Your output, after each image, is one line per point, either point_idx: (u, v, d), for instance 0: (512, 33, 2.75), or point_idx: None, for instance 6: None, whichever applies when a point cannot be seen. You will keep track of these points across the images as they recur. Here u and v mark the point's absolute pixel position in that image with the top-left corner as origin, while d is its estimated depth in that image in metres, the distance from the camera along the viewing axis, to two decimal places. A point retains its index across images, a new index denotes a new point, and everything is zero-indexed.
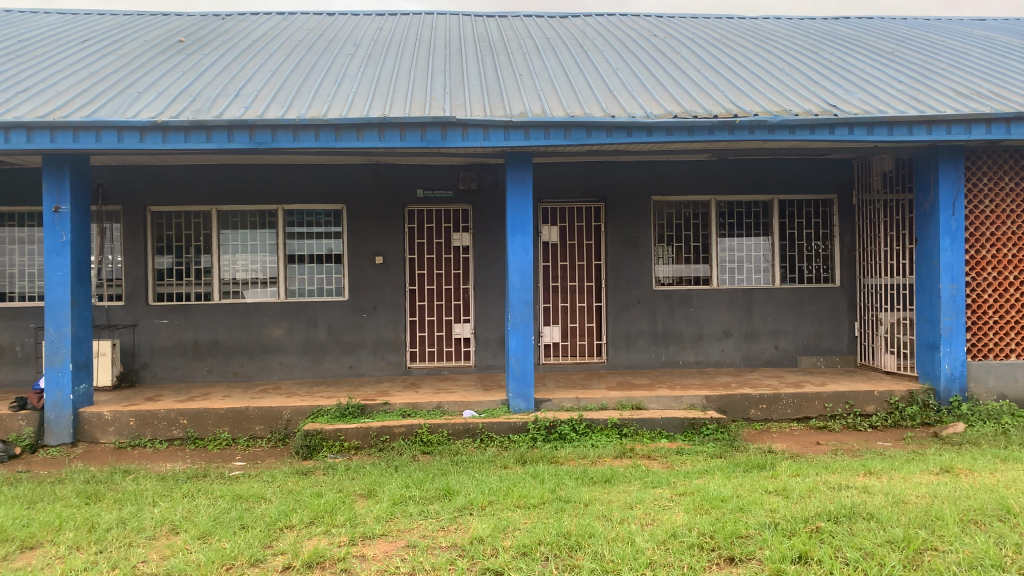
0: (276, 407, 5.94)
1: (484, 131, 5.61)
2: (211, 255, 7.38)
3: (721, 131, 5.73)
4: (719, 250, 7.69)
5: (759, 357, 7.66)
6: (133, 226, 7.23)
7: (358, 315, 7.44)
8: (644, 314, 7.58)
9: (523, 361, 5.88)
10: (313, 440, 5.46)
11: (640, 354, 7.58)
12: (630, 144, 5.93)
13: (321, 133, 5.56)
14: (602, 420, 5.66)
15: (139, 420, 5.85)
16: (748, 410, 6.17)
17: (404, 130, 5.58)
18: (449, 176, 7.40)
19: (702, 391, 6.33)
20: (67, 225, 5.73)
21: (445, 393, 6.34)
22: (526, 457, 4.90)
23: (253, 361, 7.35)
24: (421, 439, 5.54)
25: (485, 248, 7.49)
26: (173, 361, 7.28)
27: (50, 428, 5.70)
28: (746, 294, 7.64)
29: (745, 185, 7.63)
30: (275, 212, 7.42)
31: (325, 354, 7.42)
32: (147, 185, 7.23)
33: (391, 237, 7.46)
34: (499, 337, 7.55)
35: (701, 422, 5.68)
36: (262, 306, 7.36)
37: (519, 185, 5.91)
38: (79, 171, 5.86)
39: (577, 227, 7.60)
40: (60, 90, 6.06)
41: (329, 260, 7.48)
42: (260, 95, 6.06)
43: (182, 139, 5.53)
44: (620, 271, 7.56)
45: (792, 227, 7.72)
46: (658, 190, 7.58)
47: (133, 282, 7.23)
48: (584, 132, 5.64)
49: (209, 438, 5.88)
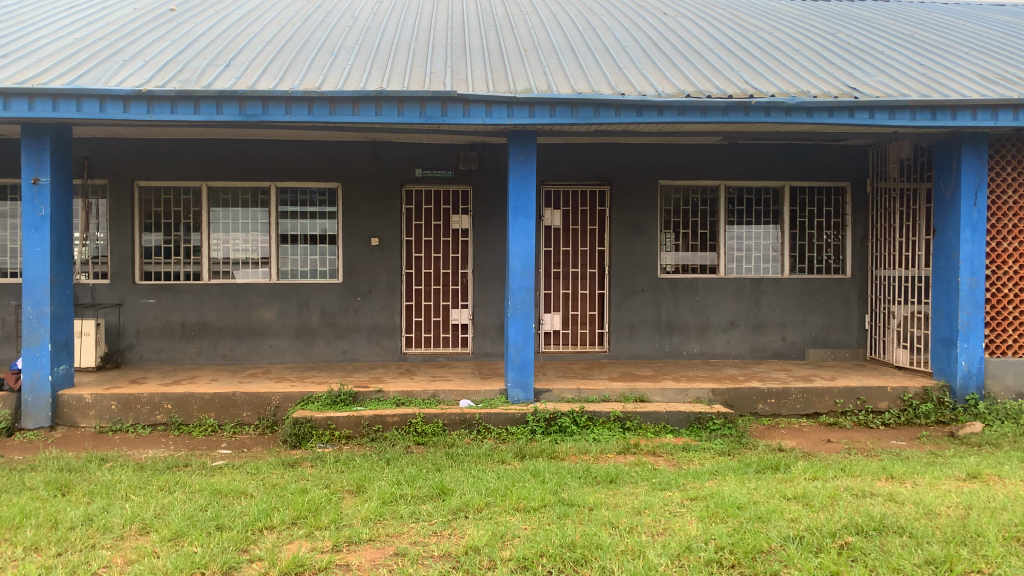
0: (265, 392, 5.69)
1: (486, 108, 5.33)
2: (200, 233, 7.10)
3: (736, 112, 5.46)
4: (727, 238, 7.42)
5: (765, 349, 7.42)
6: (120, 201, 6.94)
7: (352, 298, 7.18)
8: (648, 302, 7.33)
9: (523, 350, 5.63)
10: (302, 429, 5.21)
11: (643, 344, 7.34)
12: (640, 124, 5.65)
13: (315, 106, 5.28)
14: (604, 413, 5.41)
15: (121, 404, 5.59)
16: (756, 405, 5.93)
17: (402, 105, 5.30)
18: (448, 155, 7.12)
19: (708, 383, 6.08)
20: (46, 198, 5.44)
21: (441, 381, 6.10)
22: (524, 451, 4.65)
23: (243, 344, 7.10)
24: (414, 430, 5.29)
25: (485, 231, 7.21)
26: (160, 342, 7.02)
27: (28, 410, 5.45)
28: (754, 284, 7.39)
29: (756, 171, 7.36)
30: (268, 189, 7.13)
31: (317, 338, 7.17)
32: (135, 159, 6.94)
33: (387, 218, 7.18)
34: (497, 324, 7.30)
35: (708, 416, 5.44)
36: (253, 287, 7.09)
37: (522, 165, 5.63)
38: (60, 142, 5.57)
39: (580, 211, 7.32)
40: (41, 56, 5.76)
41: (323, 241, 7.21)
42: (252, 66, 5.77)
43: (168, 110, 5.25)
44: (624, 258, 7.30)
45: (803, 215, 7.46)
46: (666, 174, 7.30)
47: (119, 260, 6.96)
48: (592, 110, 5.36)
49: (194, 424, 5.63)
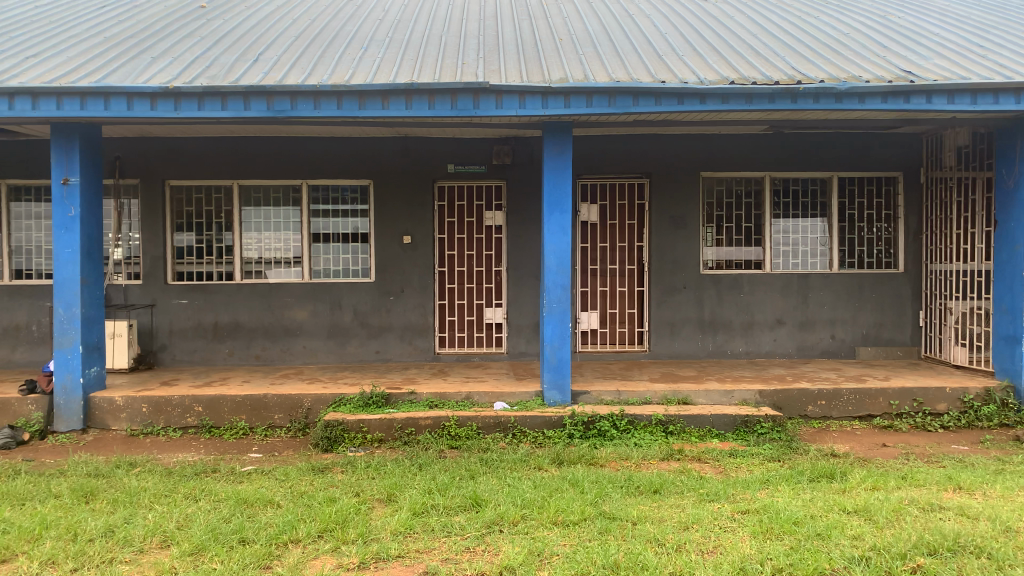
0: (296, 394, 5.57)
1: (520, 99, 5.14)
2: (233, 232, 7.02)
3: (783, 99, 5.19)
4: (772, 232, 7.13)
5: (813, 348, 7.11)
6: (152, 201, 6.89)
7: (385, 297, 7.05)
8: (690, 300, 7.07)
9: (560, 350, 5.43)
10: (333, 432, 5.08)
11: (685, 343, 7.08)
12: (681, 114, 5.41)
13: (344, 101, 5.13)
14: (645, 416, 5.19)
15: (152, 407, 5.52)
16: (805, 407, 5.65)
17: (433, 97, 5.13)
18: (481, 150, 6.94)
19: (754, 384, 5.82)
20: (76, 198, 5.38)
21: (475, 382, 5.93)
22: (562, 457, 4.45)
23: (276, 345, 7.01)
24: (448, 433, 5.12)
25: (520, 227, 7.02)
26: (193, 343, 6.96)
27: (60, 413, 5.40)
28: (801, 280, 7.09)
29: (802, 161, 7.05)
30: (300, 187, 7.03)
31: (351, 338, 7.05)
32: (166, 158, 6.89)
33: (420, 215, 7.03)
34: (533, 323, 7.10)
35: (755, 419, 5.18)
36: (285, 287, 6.99)
37: (557, 158, 5.41)
38: (90, 142, 5.51)
39: (618, 206, 7.10)
40: (71, 55, 5.71)
41: (356, 240, 7.08)
42: (280, 61, 5.65)
43: (195, 106, 5.14)
44: (664, 253, 7.05)
45: (852, 207, 7.13)
46: (707, 166, 7.03)
47: (152, 260, 6.91)
48: (630, 99, 5.14)
49: (225, 427, 5.54)
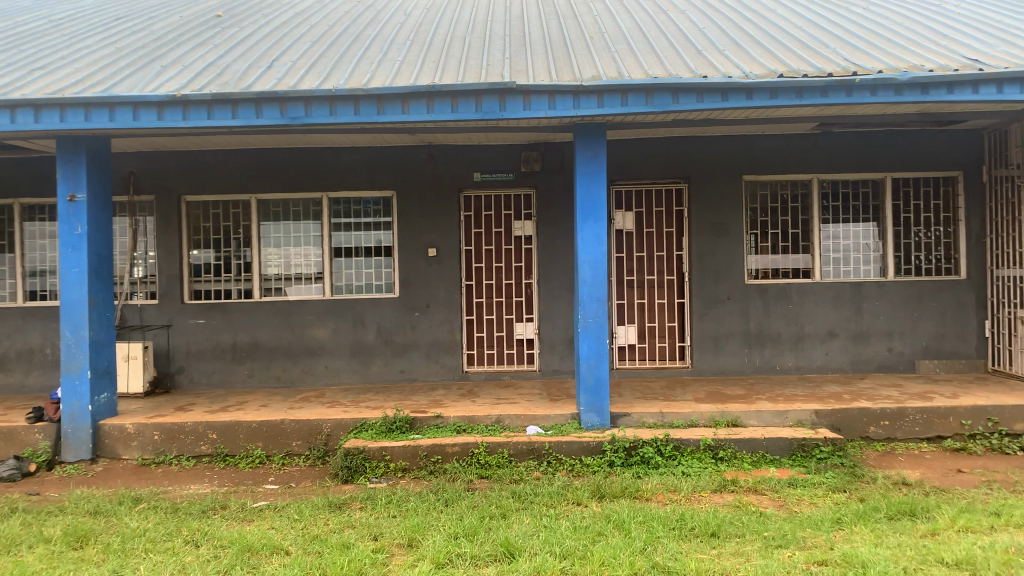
0: (315, 419, 5.21)
1: (549, 99, 4.75)
2: (251, 248, 6.73)
3: (837, 92, 4.75)
4: (821, 238, 6.65)
5: (869, 361, 6.60)
6: (167, 218, 6.63)
7: (410, 313, 6.68)
8: (735, 312, 6.61)
9: (597, 369, 5.02)
10: (354, 461, 4.72)
11: (730, 358, 6.62)
12: (724, 112, 4.99)
13: (362, 105, 4.79)
14: (692, 441, 4.75)
15: (164, 434, 5.21)
16: (867, 428, 5.16)
17: (456, 100, 4.76)
18: (510, 156, 6.57)
19: (810, 403, 5.34)
20: (83, 215, 5.10)
21: (506, 404, 5.52)
22: (602, 490, 4.05)
23: (297, 365, 6.68)
24: (477, 461, 4.74)
25: (551, 238, 6.63)
26: (211, 365, 6.66)
27: (68, 442, 5.11)
28: (854, 289, 6.59)
29: (852, 162, 6.57)
30: (320, 200, 6.71)
31: (374, 357, 6.69)
32: (181, 173, 6.62)
33: (445, 226, 6.66)
34: (567, 338, 6.68)
35: (813, 443, 4.72)
36: (306, 305, 6.67)
37: (591, 162, 5.02)
38: (97, 155, 5.23)
39: (655, 213, 6.68)
40: (79, 65, 5.45)
41: (379, 254, 6.74)
42: (295, 66, 5.33)
43: (205, 115, 4.82)
44: (706, 262, 6.61)
45: (907, 210, 6.64)
46: (751, 168, 6.58)
47: (168, 279, 6.64)
48: (669, 97, 4.73)
49: (241, 455, 5.20)
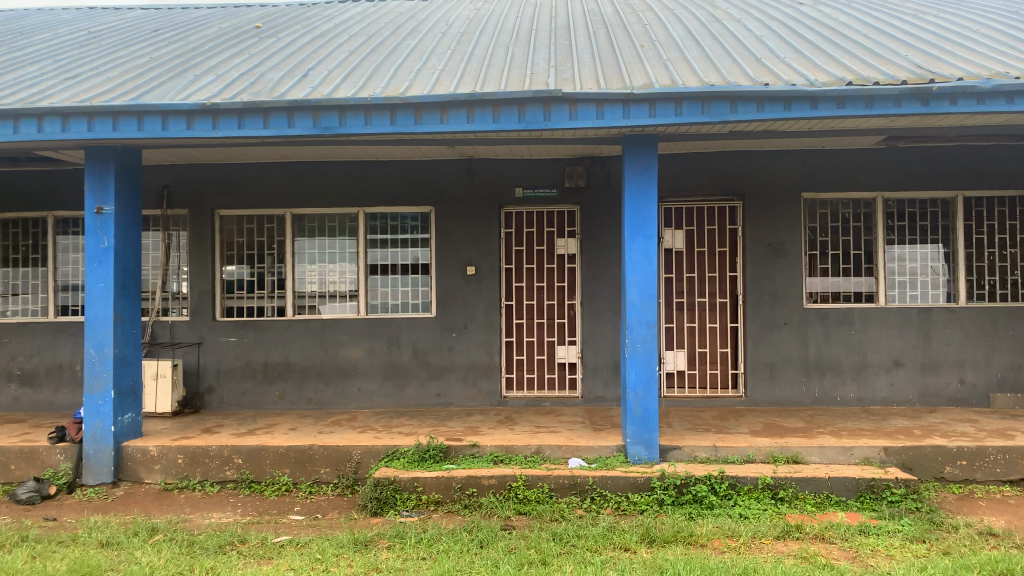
0: (345, 446, 4.93)
1: (597, 108, 4.45)
2: (285, 264, 6.52)
3: (912, 101, 4.36)
4: (886, 260, 6.22)
5: (939, 394, 6.11)
6: (200, 233, 6.47)
7: (447, 334, 6.39)
8: (792, 338, 6.20)
9: (646, 398, 4.67)
10: (384, 493, 4.43)
11: (786, 388, 6.19)
12: (787, 123, 4.64)
13: (398, 115, 4.54)
14: (750, 479, 4.36)
15: (188, 458, 4.98)
16: (942, 468, 4.70)
17: (498, 109, 4.49)
18: (553, 171, 6.29)
19: (878, 439, 4.90)
20: (110, 228, 4.94)
21: (546, 433, 5.18)
22: (652, 534, 3.71)
23: (329, 387, 6.42)
24: (515, 496, 4.41)
25: (596, 256, 6.31)
26: (241, 385, 6.44)
27: (89, 464, 4.90)
28: (922, 315, 6.13)
29: (921, 179, 6.14)
30: (356, 216, 6.49)
31: (409, 379, 6.41)
32: (216, 186, 6.47)
33: (485, 244, 6.38)
34: (611, 363, 6.32)
35: (884, 484, 4.29)
36: (340, 324, 6.43)
37: (641, 176, 4.69)
38: (127, 168, 5.07)
39: (707, 231, 6.31)
40: (112, 75, 5.31)
41: (416, 271, 6.49)
42: (331, 75, 5.12)
43: (235, 124, 4.63)
44: (761, 285, 6.22)
45: (981, 231, 6.18)
46: (810, 185, 6.18)
47: (199, 295, 6.46)
48: (727, 106, 4.40)
49: (267, 482, 4.94)
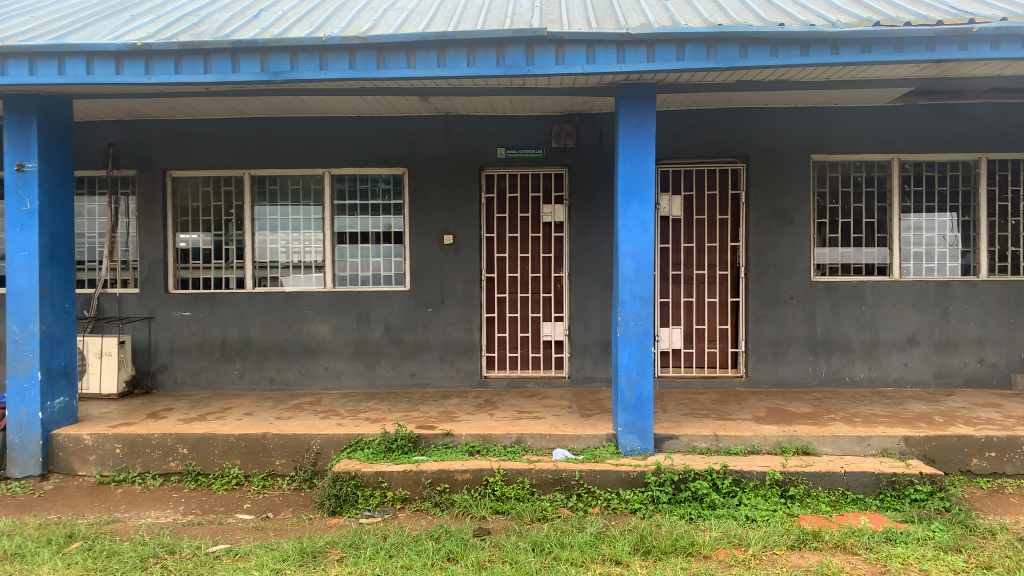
0: (303, 435, 4.40)
1: (588, 51, 3.88)
2: (244, 232, 5.93)
3: (948, 45, 3.79)
4: (901, 229, 5.70)
5: (956, 374, 5.63)
6: (150, 196, 5.87)
7: (422, 309, 5.85)
8: (797, 314, 5.69)
9: (640, 383, 4.16)
10: (343, 489, 3.91)
11: (791, 368, 5.71)
12: (803, 71, 4.08)
13: (359, 58, 3.94)
14: (756, 474, 3.86)
15: (127, 447, 4.44)
16: (968, 460, 4.21)
17: (474, 52, 3.90)
18: (540, 129, 5.71)
19: (897, 427, 4.41)
20: (33, 188, 4.34)
21: (528, 419, 4.66)
22: (647, 543, 3.22)
23: (293, 366, 5.89)
24: (492, 493, 3.90)
25: (585, 224, 5.75)
26: (197, 363, 5.90)
27: (14, 455, 4.36)
28: (940, 289, 5.63)
29: (941, 139, 5.59)
30: (322, 178, 5.90)
31: (380, 358, 5.87)
32: (166, 145, 5.85)
33: (463, 210, 5.81)
34: (601, 341, 5.80)
35: (908, 480, 3.80)
36: (304, 297, 5.87)
37: (637, 131, 4.13)
38: (54, 120, 4.46)
39: (707, 197, 5.76)
40: (37, 15, 4.67)
41: (388, 240, 5.91)
42: (286, 15, 4.49)
43: (171, 69, 4.02)
44: (766, 256, 5.69)
45: (1004, 197, 5.66)
46: (821, 146, 5.63)
47: (150, 265, 5.88)
48: (736, 50, 3.83)
49: (215, 475, 4.41)
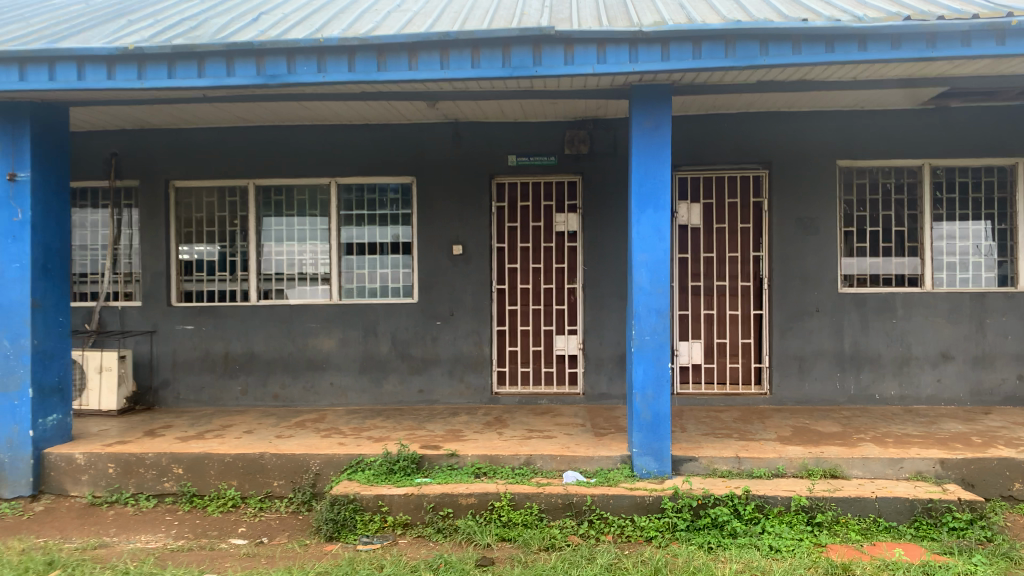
0: (302, 455, 4.20)
1: (599, 50, 3.67)
2: (249, 242, 5.77)
3: (984, 40, 3.52)
4: (933, 238, 5.42)
5: (993, 392, 5.32)
6: (153, 207, 5.73)
7: (431, 322, 5.65)
8: (824, 328, 5.42)
9: (656, 401, 3.92)
10: (341, 514, 3.70)
11: (817, 384, 5.43)
12: (828, 69, 3.84)
13: (358, 60, 3.77)
14: (781, 499, 3.61)
15: (120, 467, 4.27)
16: (1010, 485, 3.92)
17: (478, 52, 3.71)
18: (552, 136, 5.51)
19: (933, 449, 4.12)
20: (25, 198, 4.19)
21: (539, 439, 4.43)
22: None
23: (298, 381, 5.71)
24: (498, 518, 3.67)
25: (599, 234, 5.53)
26: (200, 378, 5.74)
27: (4, 475, 4.21)
28: (975, 301, 5.34)
29: (975, 143, 5.31)
30: (328, 187, 5.73)
31: (388, 374, 5.67)
32: (170, 155, 5.72)
33: (473, 219, 5.61)
34: (617, 355, 5.56)
35: (945, 507, 3.52)
36: (310, 310, 5.69)
37: (652, 134, 3.91)
38: (48, 128, 4.32)
39: (727, 205, 5.51)
40: (34, 21, 4.54)
41: (396, 251, 5.72)
42: (287, 17, 4.33)
43: (165, 73, 3.86)
44: (790, 266, 5.43)
45: None
46: (847, 151, 5.37)
47: (153, 278, 5.74)
48: (756, 48, 3.61)
49: (211, 496, 4.23)
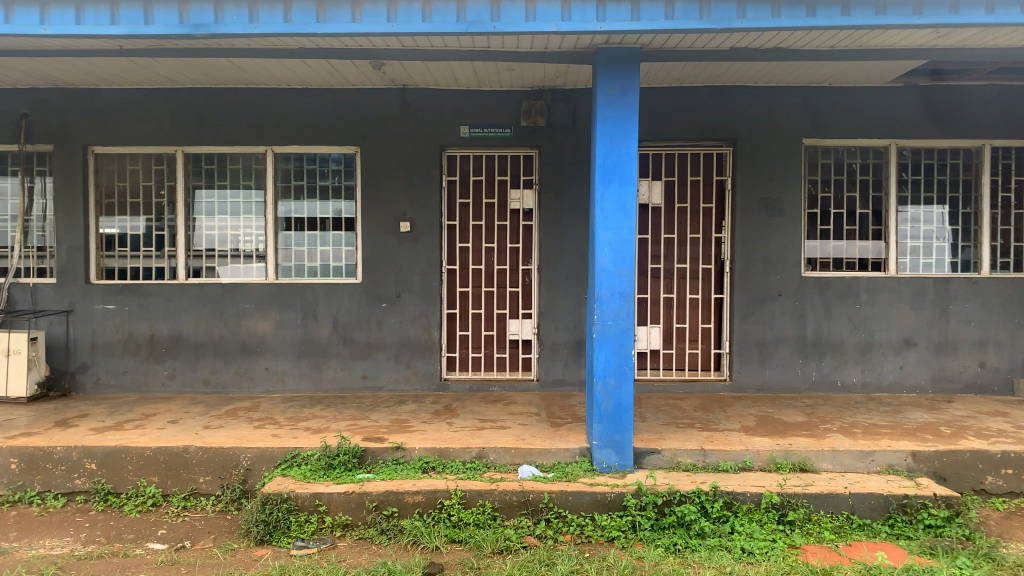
0: (231, 448, 3.82)
1: (563, 7, 3.34)
2: (176, 215, 5.30)
3: (973, 8, 3.30)
4: (898, 221, 5.26)
5: (955, 379, 5.21)
6: (68, 174, 5.21)
7: (375, 304, 5.28)
8: (786, 313, 5.23)
9: (618, 390, 3.65)
10: (273, 514, 3.34)
11: (779, 371, 5.24)
12: (807, 36, 3.59)
13: (294, 10, 3.37)
14: (750, 496, 3.37)
15: (23, 463, 3.81)
16: (982, 479, 3.76)
17: (430, 5, 3.35)
18: (507, 106, 5.17)
19: (903, 440, 3.95)
20: None
21: (492, 430, 4.13)
22: None
23: (231, 366, 5.29)
24: (447, 518, 3.36)
25: (556, 211, 5.22)
26: (122, 362, 5.27)
27: None
28: (939, 287, 5.21)
29: (942, 123, 5.16)
30: (264, 156, 5.28)
31: (328, 359, 5.29)
32: (88, 117, 5.20)
33: (421, 194, 5.24)
34: (573, 340, 5.28)
35: (921, 503, 3.34)
36: (243, 289, 5.26)
37: (618, 102, 3.60)
38: None
39: (690, 183, 5.25)
40: None
41: (338, 227, 5.32)
42: None
43: (72, 18, 3.39)
44: (753, 249, 5.21)
45: (1007, 187, 5.25)
46: (814, 130, 5.17)
47: (68, 252, 5.23)
48: (733, 9, 3.32)
49: (128, 495, 3.81)
